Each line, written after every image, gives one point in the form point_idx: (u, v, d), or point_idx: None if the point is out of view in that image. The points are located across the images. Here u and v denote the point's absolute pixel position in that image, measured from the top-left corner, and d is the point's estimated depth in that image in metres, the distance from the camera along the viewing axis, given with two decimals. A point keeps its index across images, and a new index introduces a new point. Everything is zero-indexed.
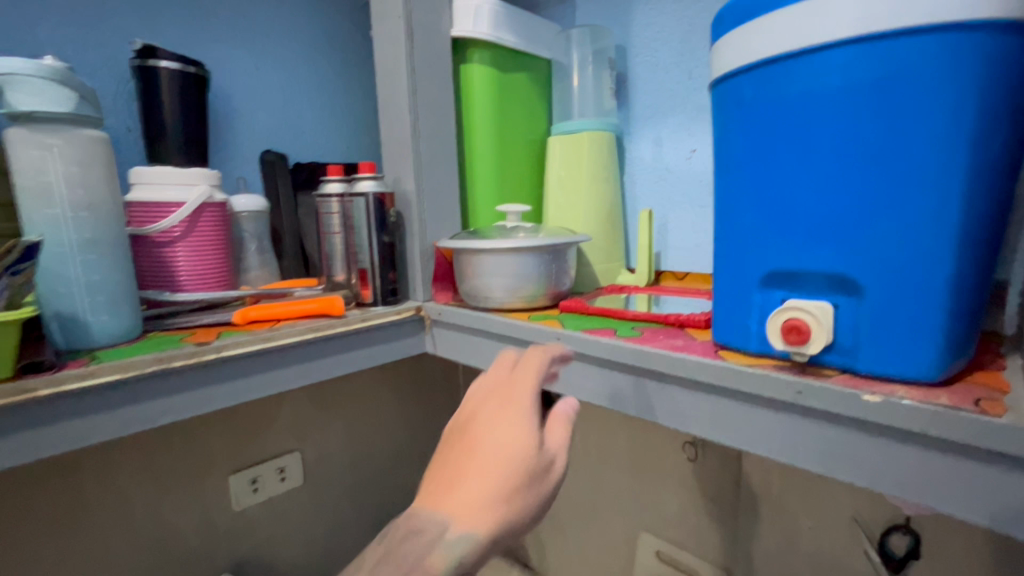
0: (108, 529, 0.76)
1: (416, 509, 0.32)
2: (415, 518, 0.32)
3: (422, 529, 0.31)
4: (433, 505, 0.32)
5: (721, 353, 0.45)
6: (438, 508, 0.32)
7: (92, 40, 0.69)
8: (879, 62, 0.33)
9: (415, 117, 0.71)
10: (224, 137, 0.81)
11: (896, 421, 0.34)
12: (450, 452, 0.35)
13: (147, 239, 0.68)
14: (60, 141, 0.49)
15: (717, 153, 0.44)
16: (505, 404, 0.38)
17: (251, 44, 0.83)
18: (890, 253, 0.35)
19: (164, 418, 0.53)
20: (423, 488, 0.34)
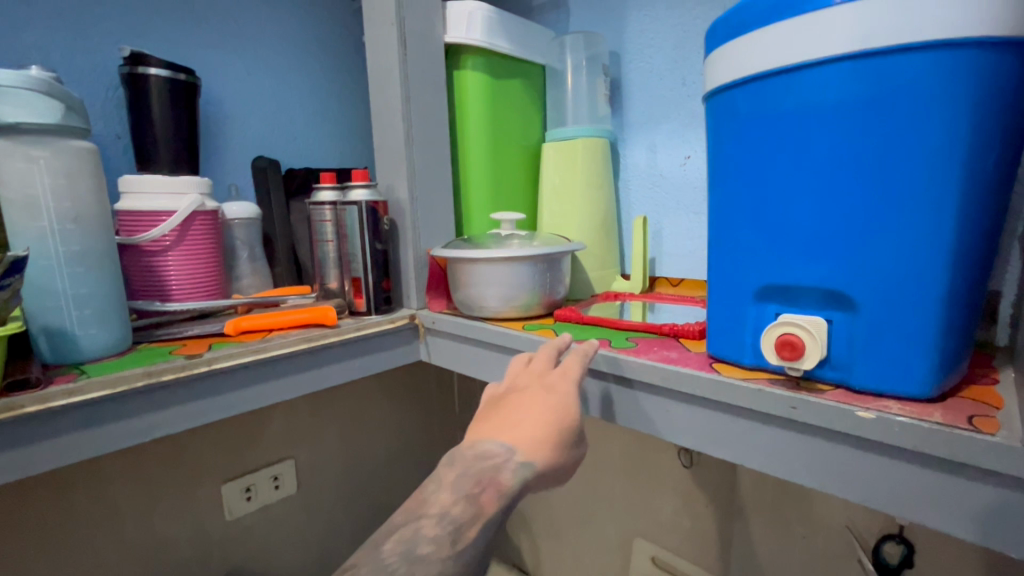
0: (99, 541, 0.75)
1: (481, 440, 0.40)
2: (480, 446, 0.39)
3: (490, 455, 0.38)
4: (499, 437, 0.39)
5: (715, 366, 0.45)
6: (505, 440, 0.39)
7: (80, 46, 0.68)
8: (873, 79, 0.33)
9: (408, 125, 0.70)
10: (215, 144, 0.80)
11: (889, 437, 0.34)
12: (506, 401, 0.43)
13: (138, 248, 0.67)
14: (46, 153, 0.49)
15: (711, 166, 0.44)
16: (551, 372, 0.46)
17: (242, 50, 0.82)
18: (883, 269, 0.35)
19: (155, 432, 0.52)
20: (484, 425, 0.41)
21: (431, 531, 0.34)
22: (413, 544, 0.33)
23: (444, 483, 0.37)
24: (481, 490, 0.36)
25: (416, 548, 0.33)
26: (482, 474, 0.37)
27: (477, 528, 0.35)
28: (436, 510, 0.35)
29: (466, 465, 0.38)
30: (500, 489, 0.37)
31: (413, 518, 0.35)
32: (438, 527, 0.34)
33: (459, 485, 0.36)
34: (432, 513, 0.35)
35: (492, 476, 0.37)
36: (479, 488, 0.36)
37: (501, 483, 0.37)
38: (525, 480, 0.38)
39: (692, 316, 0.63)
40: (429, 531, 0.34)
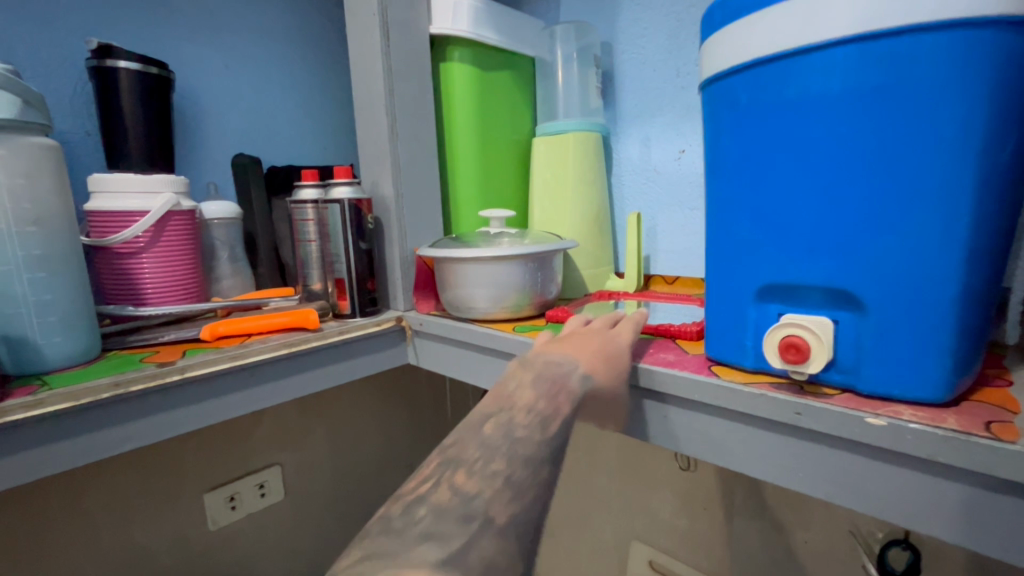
0: (75, 555, 0.72)
1: (549, 352, 0.42)
2: (550, 356, 0.42)
3: (557, 367, 0.40)
4: (567, 351, 0.42)
5: (714, 369, 0.43)
6: (574, 355, 0.42)
7: (45, 38, 0.65)
8: (883, 62, 0.31)
9: (392, 119, 0.68)
10: (192, 141, 0.77)
11: (901, 446, 0.32)
12: (573, 334, 0.46)
13: (110, 250, 0.64)
14: (3, 151, 0.45)
15: (709, 159, 0.42)
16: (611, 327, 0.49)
17: (219, 42, 0.79)
18: (893, 266, 0.33)
19: (125, 445, 0.49)
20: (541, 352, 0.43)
21: (522, 419, 0.35)
22: (510, 428, 0.34)
23: (526, 384, 0.38)
24: (557, 392, 0.38)
25: (513, 432, 0.34)
26: (554, 378, 0.39)
27: (560, 421, 0.36)
28: (522, 405, 0.36)
29: (539, 371, 0.40)
30: (570, 393, 0.38)
31: (504, 408, 0.36)
32: (528, 417, 0.35)
33: (538, 386, 0.38)
34: (520, 406, 0.36)
35: (562, 382, 0.39)
36: (554, 389, 0.38)
37: (570, 388, 0.39)
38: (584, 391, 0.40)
39: (688, 316, 0.60)
40: (521, 420, 0.35)
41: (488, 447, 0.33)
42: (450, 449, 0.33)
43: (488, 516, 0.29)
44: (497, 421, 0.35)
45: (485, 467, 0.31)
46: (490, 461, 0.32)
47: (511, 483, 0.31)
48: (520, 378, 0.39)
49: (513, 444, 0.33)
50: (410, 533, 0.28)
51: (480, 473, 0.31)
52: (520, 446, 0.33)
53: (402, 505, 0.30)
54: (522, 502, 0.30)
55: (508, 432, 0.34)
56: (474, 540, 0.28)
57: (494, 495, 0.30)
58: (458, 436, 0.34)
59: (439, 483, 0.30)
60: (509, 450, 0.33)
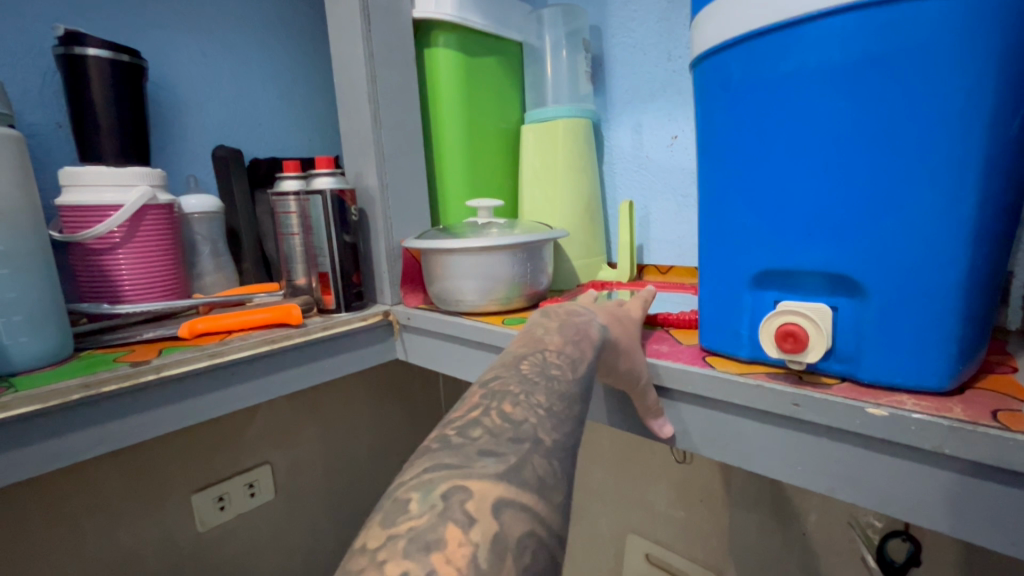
0: (58, 561, 0.70)
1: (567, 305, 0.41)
2: (568, 308, 0.39)
3: (578, 318, 0.38)
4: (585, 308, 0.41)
5: (708, 360, 0.42)
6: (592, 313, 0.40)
7: (10, 25, 0.62)
8: (885, 30, 0.29)
9: (375, 107, 0.65)
10: (169, 133, 0.75)
11: (905, 437, 0.31)
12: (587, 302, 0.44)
13: (83, 247, 0.62)
14: None
15: (700, 140, 0.40)
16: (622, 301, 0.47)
17: (195, 30, 0.76)
18: (895, 249, 0.32)
19: (100, 448, 0.47)
20: None
21: (554, 359, 0.32)
22: (546, 366, 0.31)
23: (551, 329, 0.35)
24: (581, 339, 0.35)
25: (549, 370, 0.31)
26: (577, 327, 0.36)
27: (587, 366, 0.33)
28: (553, 347, 0.33)
29: (564, 320, 0.37)
30: (593, 342, 0.36)
31: (537, 349, 0.33)
32: (559, 359, 0.32)
33: (565, 333, 0.35)
34: (552, 348, 0.33)
35: (585, 330, 0.36)
36: (578, 337, 0.35)
37: (593, 337, 0.36)
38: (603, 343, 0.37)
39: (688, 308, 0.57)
40: (554, 360, 0.32)
41: (528, 383, 0.29)
42: (490, 380, 0.29)
43: (540, 439, 0.25)
44: (532, 359, 0.31)
45: (529, 398, 0.28)
46: (533, 395, 0.28)
47: (554, 415, 0.28)
48: (545, 326, 0.36)
49: (550, 380, 0.30)
50: (468, 448, 0.24)
51: (526, 403, 0.27)
52: (555, 384, 0.30)
53: (451, 428, 0.26)
54: (568, 432, 0.27)
55: (544, 373, 0.30)
56: (531, 459, 0.24)
57: (541, 423, 0.26)
58: (493, 371, 0.31)
59: (488, 409, 0.26)
60: (546, 387, 0.29)
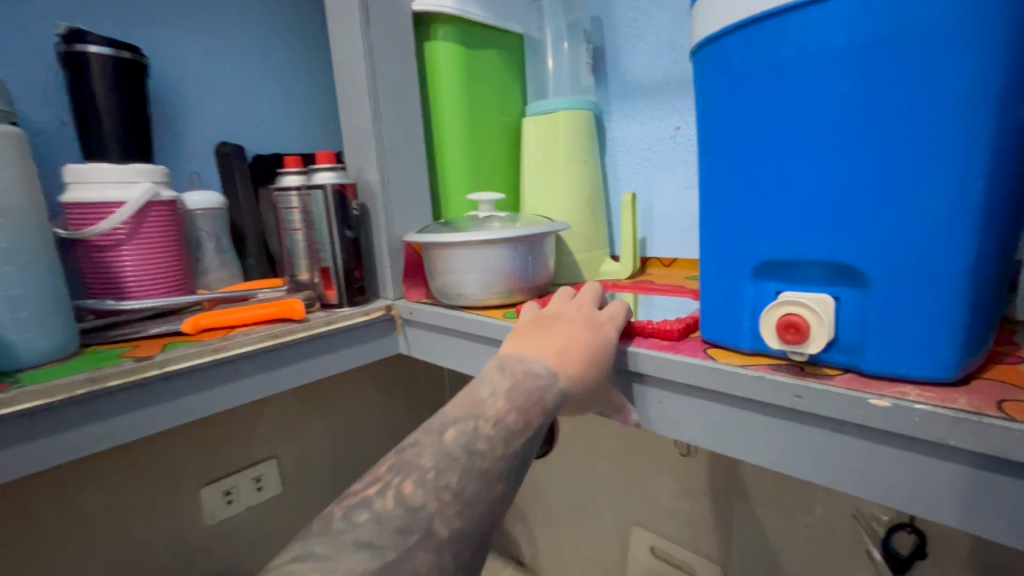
0: (68, 553, 0.71)
1: (527, 357, 0.39)
2: (528, 363, 0.39)
3: (534, 377, 0.38)
4: (546, 362, 0.39)
5: (710, 352, 0.41)
6: (553, 370, 0.39)
7: (14, 25, 0.62)
8: (888, 13, 0.29)
9: (375, 101, 0.65)
10: (172, 130, 0.75)
11: (909, 428, 0.30)
12: (555, 330, 0.42)
13: (88, 243, 0.62)
14: None
15: (701, 129, 0.39)
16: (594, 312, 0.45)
17: (196, 27, 0.76)
18: (900, 237, 0.31)
19: (105, 442, 0.48)
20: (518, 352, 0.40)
21: (488, 430, 0.34)
22: (473, 438, 0.33)
23: (498, 390, 0.37)
24: (530, 406, 0.36)
25: (476, 444, 0.33)
26: (530, 389, 0.37)
27: (526, 438, 0.35)
28: (491, 415, 0.35)
29: (516, 379, 0.37)
30: (544, 407, 0.37)
31: (473, 416, 0.35)
32: (494, 429, 0.34)
33: (512, 396, 0.36)
34: (489, 416, 0.35)
35: (539, 394, 0.37)
36: (528, 402, 0.36)
37: (545, 401, 0.37)
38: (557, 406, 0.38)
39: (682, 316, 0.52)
40: (487, 431, 0.34)
41: (448, 457, 0.32)
42: (406, 450, 0.33)
43: (432, 530, 0.29)
44: (461, 428, 0.34)
45: (437, 479, 0.31)
46: (446, 471, 0.31)
47: (461, 498, 0.31)
48: (495, 384, 0.37)
49: (472, 456, 0.32)
50: (347, 538, 0.28)
51: (430, 483, 0.31)
52: (478, 459, 0.32)
53: (344, 506, 0.30)
54: (469, 517, 0.30)
55: (468, 448, 0.33)
56: (413, 554, 0.28)
57: (441, 509, 0.30)
58: (417, 436, 0.34)
59: (387, 488, 0.31)
60: (466, 463, 0.32)
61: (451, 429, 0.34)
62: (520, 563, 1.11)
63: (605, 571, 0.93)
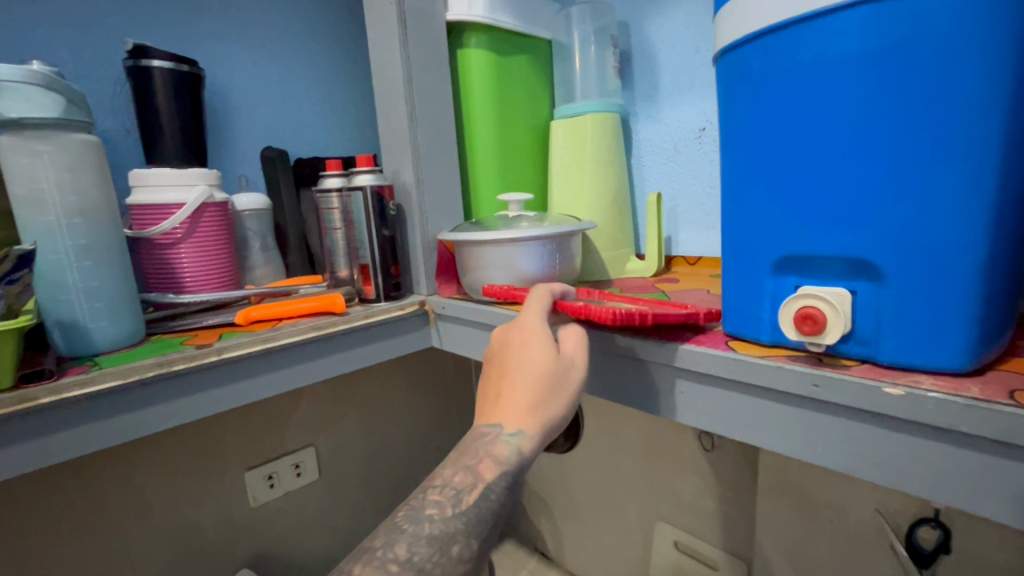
0: (129, 527, 0.77)
1: (483, 422, 0.41)
2: (484, 428, 0.41)
3: (484, 435, 0.40)
4: (495, 416, 0.41)
5: (731, 344, 0.43)
6: (494, 418, 0.40)
7: (87, 42, 0.68)
8: (899, 22, 0.31)
9: (411, 106, 0.69)
10: (223, 135, 0.80)
11: (922, 416, 0.32)
12: (489, 370, 0.44)
13: (150, 241, 0.68)
14: (49, 147, 0.49)
15: (723, 131, 0.41)
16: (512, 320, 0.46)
17: (246, 39, 0.82)
18: (912, 233, 0.33)
19: (170, 420, 0.53)
20: (484, 403, 0.42)
21: (436, 496, 0.38)
22: (421, 509, 0.37)
23: (447, 460, 0.40)
24: (476, 461, 0.39)
25: (425, 514, 0.37)
26: (476, 450, 0.39)
27: (475, 494, 0.38)
28: (441, 482, 0.39)
29: (464, 447, 0.40)
30: (494, 459, 0.39)
31: (424, 490, 0.39)
32: (442, 494, 0.38)
33: (459, 461, 0.40)
34: (437, 484, 0.39)
35: (486, 449, 0.39)
36: (473, 461, 0.39)
37: (496, 455, 0.39)
38: (520, 449, 0.39)
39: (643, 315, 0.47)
40: (435, 499, 0.38)
41: (397, 529, 0.36)
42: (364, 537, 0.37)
43: None
44: (409, 508, 0.37)
45: (386, 554, 0.34)
46: (393, 546, 0.35)
47: (410, 565, 0.34)
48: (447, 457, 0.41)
49: (420, 525, 0.36)
50: None
51: (377, 560, 0.34)
52: (428, 526, 0.36)
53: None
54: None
55: (415, 521, 0.36)
56: None
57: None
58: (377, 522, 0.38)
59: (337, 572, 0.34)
60: (414, 534, 0.36)
61: (403, 510, 0.37)
62: (544, 555, 1.14)
63: (629, 564, 0.95)
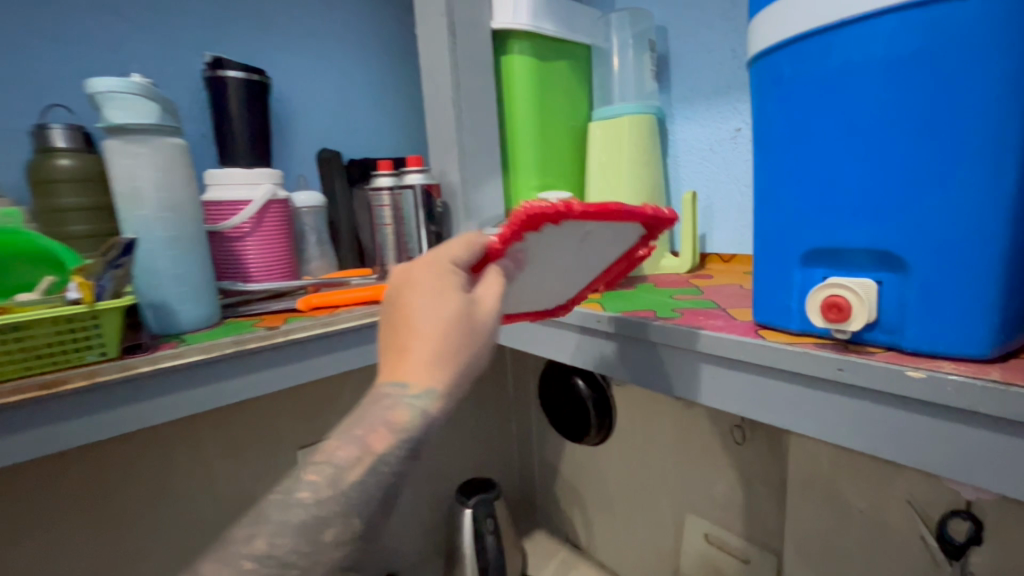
0: (195, 495, 0.85)
1: (391, 381, 0.33)
2: (392, 387, 0.33)
3: (378, 403, 0.32)
4: (407, 373, 0.33)
5: (760, 331, 0.46)
6: (397, 376, 0.33)
7: (171, 55, 0.76)
8: (922, 31, 0.33)
9: (458, 110, 0.73)
10: (285, 138, 0.87)
11: (942, 397, 0.34)
12: (382, 325, 0.36)
13: (221, 235, 0.75)
14: (147, 149, 0.56)
15: (756, 132, 0.44)
16: (414, 263, 0.39)
17: (306, 49, 0.88)
18: (934, 228, 0.35)
19: (243, 393, 0.58)
20: (389, 357, 0.35)
21: (312, 477, 0.30)
22: (290, 492, 0.30)
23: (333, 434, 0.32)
24: (367, 433, 0.31)
25: (296, 496, 0.29)
26: (368, 421, 0.32)
27: (360, 473, 0.30)
28: (319, 458, 0.31)
29: (356, 416, 0.32)
30: (391, 431, 0.31)
31: (298, 468, 0.31)
32: (320, 474, 0.30)
33: (348, 432, 0.31)
34: (315, 462, 0.30)
35: (380, 420, 0.32)
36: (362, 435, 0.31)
37: (395, 425, 0.31)
38: (425, 415, 0.32)
39: (577, 239, 0.45)
40: (309, 481, 0.30)
41: (263, 515, 0.29)
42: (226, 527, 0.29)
43: None
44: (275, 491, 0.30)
45: (242, 548, 0.28)
46: (253, 539, 0.28)
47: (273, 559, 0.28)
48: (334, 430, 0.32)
49: (289, 510, 0.29)
50: None
51: (233, 555, 0.28)
52: (296, 511, 0.29)
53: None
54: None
55: (283, 510, 0.29)
56: None
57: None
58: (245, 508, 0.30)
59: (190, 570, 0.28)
60: (279, 522, 0.29)
61: (273, 493, 0.30)
62: (575, 545, 1.16)
63: (660, 555, 0.97)
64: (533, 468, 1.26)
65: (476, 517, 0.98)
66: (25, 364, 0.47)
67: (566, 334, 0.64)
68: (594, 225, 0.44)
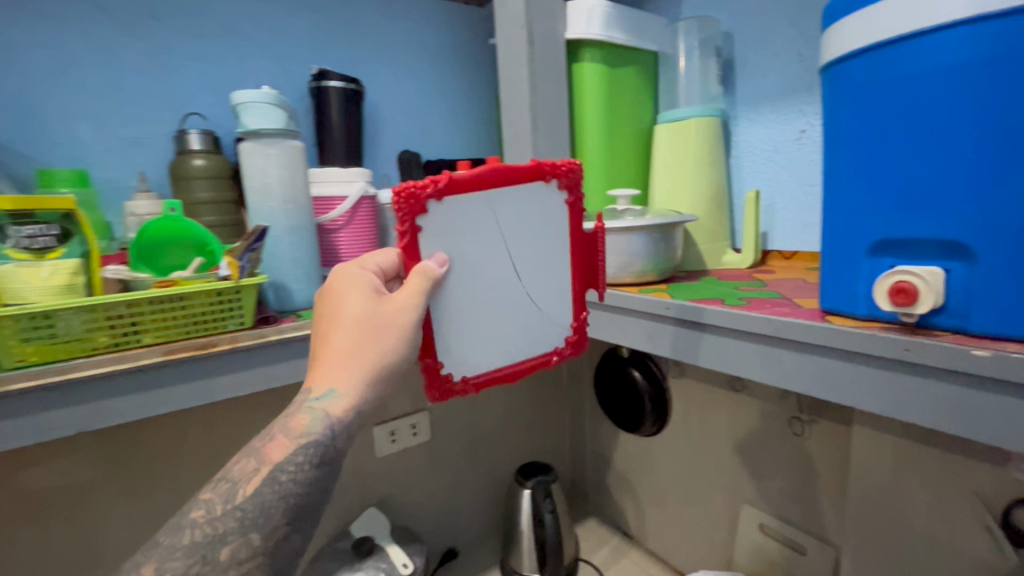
0: None
1: (310, 385, 0.40)
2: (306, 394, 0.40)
3: (279, 423, 0.39)
4: (322, 374, 0.40)
5: (828, 317, 0.49)
6: (312, 381, 0.41)
7: (279, 69, 0.86)
8: (992, 41, 0.36)
9: (534, 115, 0.80)
10: (373, 141, 0.96)
11: (1006, 373, 0.37)
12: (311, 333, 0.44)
13: (319, 227, 0.84)
14: (276, 150, 0.65)
15: (827, 132, 0.48)
16: (333, 276, 0.46)
17: (393, 60, 0.97)
18: (1001, 220, 0.38)
19: None
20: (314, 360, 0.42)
21: (203, 501, 0.36)
22: (184, 517, 0.35)
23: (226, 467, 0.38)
24: (261, 448, 0.38)
25: (192, 520, 0.35)
26: (259, 445, 0.38)
27: (250, 487, 0.36)
28: (211, 487, 0.37)
29: (249, 444, 0.39)
30: (283, 445, 0.38)
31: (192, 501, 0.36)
32: (213, 492, 0.36)
33: (243, 456, 0.38)
34: (209, 488, 0.37)
35: (278, 437, 0.39)
36: (253, 457, 0.37)
37: (296, 432, 0.38)
38: (320, 421, 0.39)
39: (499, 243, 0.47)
40: (202, 504, 0.36)
41: (159, 542, 0.34)
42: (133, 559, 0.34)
43: None
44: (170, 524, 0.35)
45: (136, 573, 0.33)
46: (143, 566, 0.33)
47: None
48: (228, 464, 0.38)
49: (184, 532, 0.34)
50: None
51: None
52: (192, 532, 0.34)
53: None
54: None
55: (175, 534, 0.34)
56: None
57: None
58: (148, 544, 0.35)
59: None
60: (171, 545, 0.34)
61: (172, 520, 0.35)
62: (627, 534, 1.20)
63: (713, 545, 1.00)
64: (586, 459, 1.30)
65: (534, 497, 1.04)
66: (185, 329, 0.57)
67: (634, 322, 0.69)
68: (492, 197, 0.46)
